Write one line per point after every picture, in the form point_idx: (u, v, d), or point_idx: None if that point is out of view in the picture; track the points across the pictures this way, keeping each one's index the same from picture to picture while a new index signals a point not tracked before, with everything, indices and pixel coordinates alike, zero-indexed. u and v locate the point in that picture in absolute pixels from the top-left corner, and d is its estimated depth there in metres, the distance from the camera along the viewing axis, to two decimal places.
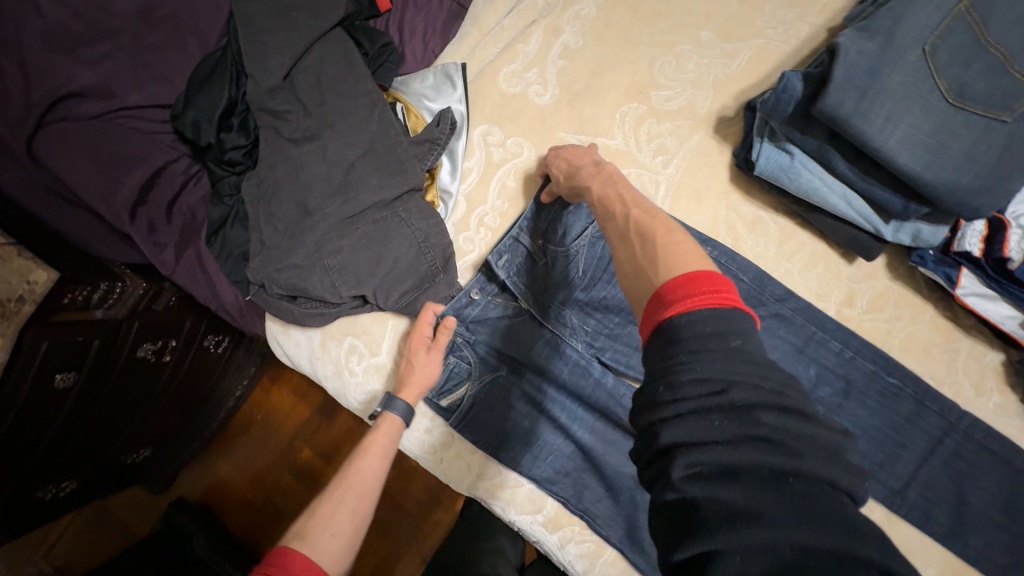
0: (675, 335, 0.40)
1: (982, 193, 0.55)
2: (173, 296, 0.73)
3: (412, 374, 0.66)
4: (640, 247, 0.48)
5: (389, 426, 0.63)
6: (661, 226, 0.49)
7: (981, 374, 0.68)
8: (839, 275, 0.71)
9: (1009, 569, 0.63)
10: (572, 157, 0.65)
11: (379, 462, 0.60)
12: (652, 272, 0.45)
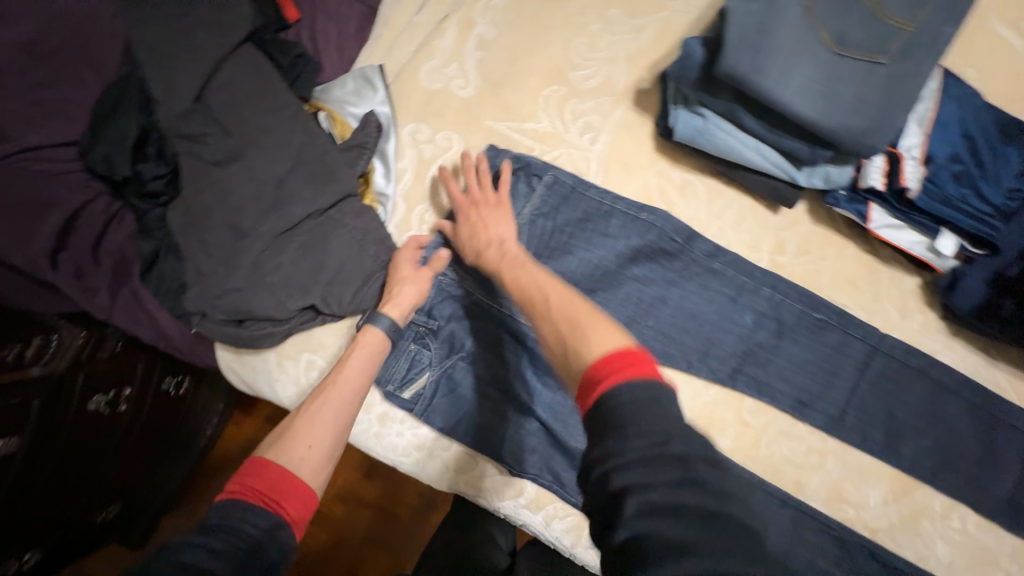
0: (603, 412, 0.43)
1: (874, 132, 0.60)
2: (118, 341, 0.69)
3: (398, 290, 0.66)
4: (558, 333, 0.53)
5: (371, 343, 0.64)
6: (577, 309, 0.53)
7: (903, 299, 0.74)
8: (767, 225, 0.75)
9: (936, 468, 0.71)
10: (479, 220, 0.66)
11: (358, 379, 0.62)
12: (571, 357, 0.50)
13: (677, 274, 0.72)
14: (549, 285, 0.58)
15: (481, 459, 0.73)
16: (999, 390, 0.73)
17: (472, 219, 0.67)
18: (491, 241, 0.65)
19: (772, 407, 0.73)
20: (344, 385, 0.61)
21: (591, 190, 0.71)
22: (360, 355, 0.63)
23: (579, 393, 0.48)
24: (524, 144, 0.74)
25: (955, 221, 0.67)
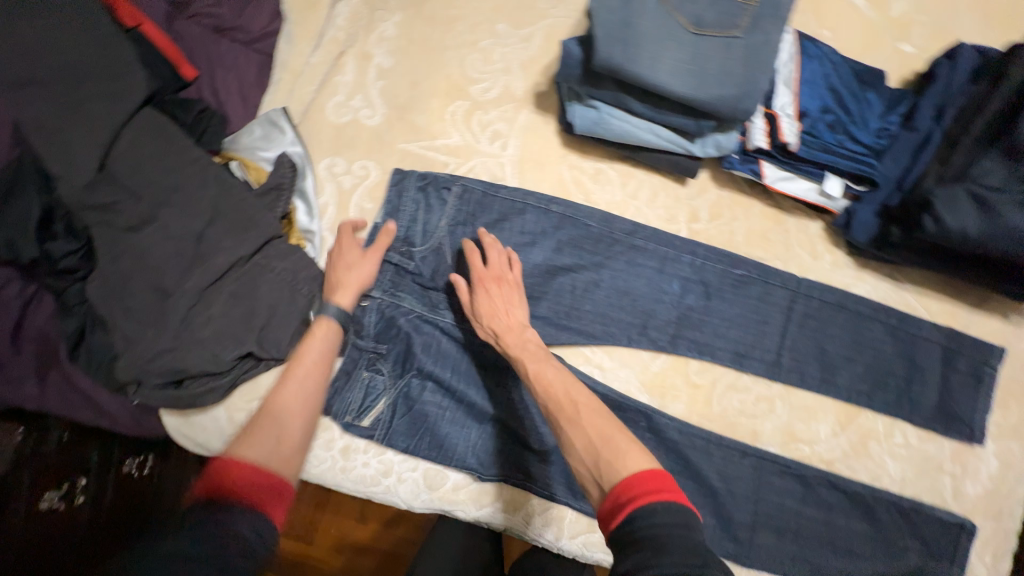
0: (635, 532, 0.45)
1: (745, 98, 0.66)
2: (65, 432, 0.69)
3: (346, 275, 0.67)
4: (581, 438, 0.53)
5: (325, 335, 0.63)
6: (600, 420, 0.54)
7: (811, 242, 0.80)
8: (678, 197, 0.80)
9: (871, 391, 0.77)
10: (498, 305, 0.66)
11: (320, 371, 0.60)
12: (600, 469, 0.50)
13: (604, 257, 0.76)
14: (571, 388, 0.59)
15: (451, 472, 0.73)
16: (911, 309, 0.79)
17: (492, 305, 0.66)
18: (510, 331, 0.65)
19: (715, 365, 0.77)
20: (305, 377, 0.59)
21: (505, 192, 0.74)
22: (316, 346, 0.62)
23: (604, 508, 0.49)
24: (439, 159, 0.77)
25: (837, 165, 0.73)
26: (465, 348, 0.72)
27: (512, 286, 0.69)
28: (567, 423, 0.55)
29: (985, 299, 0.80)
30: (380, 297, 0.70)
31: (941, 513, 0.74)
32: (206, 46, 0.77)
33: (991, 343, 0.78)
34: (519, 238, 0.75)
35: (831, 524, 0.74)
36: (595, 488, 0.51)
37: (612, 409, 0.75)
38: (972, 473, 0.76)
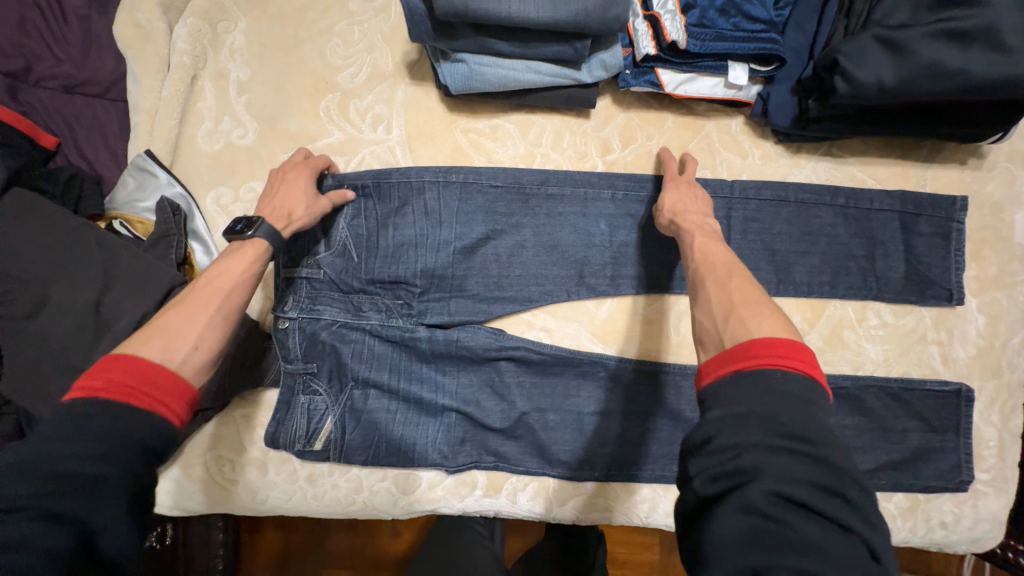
0: (751, 381, 0.42)
1: (611, 5, 0.60)
2: None
3: (283, 199, 0.62)
4: (721, 296, 0.51)
5: (254, 253, 0.58)
6: (752, 292, 0.50)
7: (735, 141, 0.74)
8: (584, 132, 0.75)
9: (834, 279, 0.71)
10: (682, 195, 0.66)
11: (245, 289, 0.56)
12: (732, 327, 0.47)
13: (521, 215, 0.72)
14: (731, 262, 0.55)
15: (423, 472, 0.71)
16: (858, 183, 0.73)
17: (675, 195, 0.66)
18: (685, 213, 0.63)
19: (663, 296, 0.73)
20: (229, 291, 0.54)
21: (399, 176, 0.69)
22: (239, 259, 0.57)
23: (717, 357, 0.46)
24: None
25: (737, 51, 0.66)
26: (399, 345, 0.70)
27: (688, 179, 0.68)
28: (714, 282, 0.53)
29: (937, 149, 0.73)
30: (299, 316, 0.68)
31: (933, 384, 0.70)
32: (58, 109, 0.73)
33: (952, 195, 0.72)
34: (427, 221, 0.70)
35: None
36: (710, 343, 0.48)
37: (565, 366, 0.71)
38: (960, 336, 0.71)
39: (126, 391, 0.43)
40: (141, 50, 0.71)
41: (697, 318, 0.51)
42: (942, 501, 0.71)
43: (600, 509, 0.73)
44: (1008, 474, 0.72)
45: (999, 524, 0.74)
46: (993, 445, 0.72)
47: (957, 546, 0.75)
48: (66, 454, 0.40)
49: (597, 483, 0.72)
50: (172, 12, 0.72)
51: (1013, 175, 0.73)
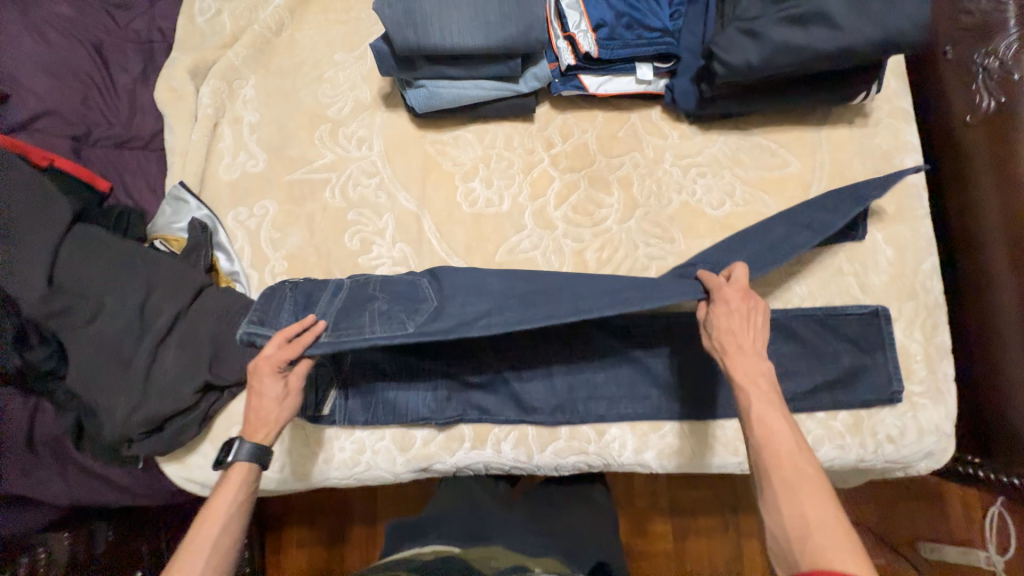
0: None
1: (531, 31, 0.77)
2: (110, 531, 0.92)
3: (262, 404, 0.69)
4: (788, 501, 0.54)
5: (235, 494, 0.66)
6: (814, 494, 0.54)
7: (656, 125, 0.89)
8: (530, 133, 0.91)
9: (753, 230, 0.84)
10: (734, 325, 0.66)
11: (235, 524, 0.65)
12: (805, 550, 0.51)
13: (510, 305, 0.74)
14: (792, 449, 0.57)
15: (417, 430, 0.82)
16: (765, 148, 0.87)
17: (728, 321, 0.67)
18: (738, 353, 0.64)
19: (611, 259, 0.85)
20: (216, 539, 0.63)
21: (388, 327, 0.72)
22: (226, 491, 0.66)
23: None
24: (322, 177, 0.89)
25: (639, 53, 0.83)
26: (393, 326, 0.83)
27: (745, 316, 0.67)
28: (784, 489, 0.55)
29: (827, 114, 0.87)
30: None
31: (853, 309, 0.80)
32: (109, 159, 0.92)
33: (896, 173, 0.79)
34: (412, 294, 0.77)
35: None
36: (784, 559, 0.53)
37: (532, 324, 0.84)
38: (873, 266, 0.82)
39: None
40: (174, 107, 0.90)
41: (770, 526, 0.54)
42: (884, 415, 0.79)
43: (576, 451, 0.82)
44: (941, 385, 0.80)
45: (946, 435, 0.80)
46: (921, 359, 0.80)
47: (914, 463, 0.82)
48: None
49: (569, 428, 0.82)
50: (197, 77, 0.92)
51: (896, 129, 0.86)
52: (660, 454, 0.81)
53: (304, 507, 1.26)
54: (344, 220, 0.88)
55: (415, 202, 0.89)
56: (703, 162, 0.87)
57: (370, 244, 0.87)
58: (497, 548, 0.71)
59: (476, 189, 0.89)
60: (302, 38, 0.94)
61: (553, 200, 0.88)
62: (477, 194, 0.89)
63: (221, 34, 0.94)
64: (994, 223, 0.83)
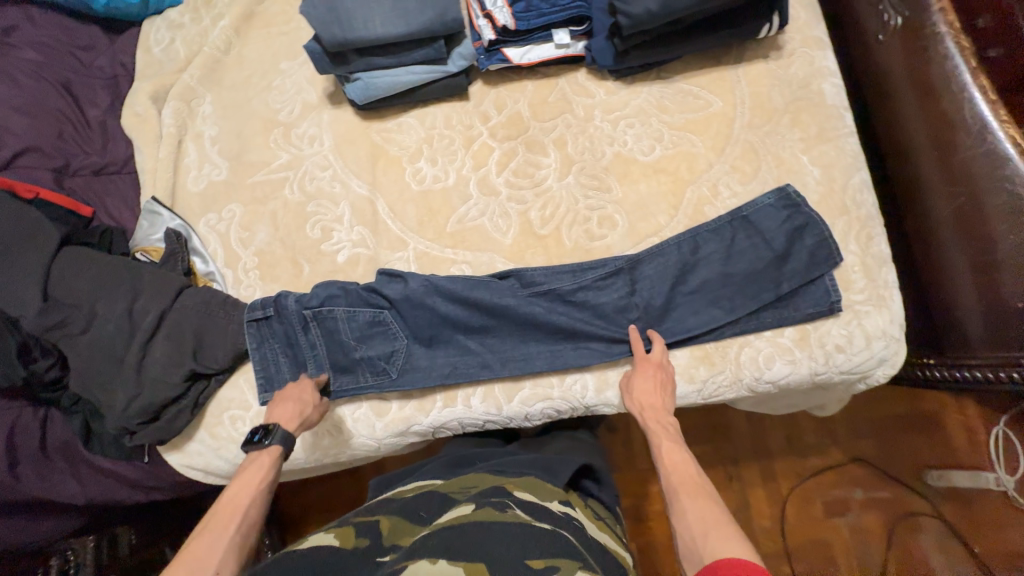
0: None
1: (446, 12, 0.84)
2: (131, 535, 0.98)
3: (287, 404, 0.79)
4: (691, 502, 0.65)
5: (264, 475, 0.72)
6: (707, 506, 0.64)
7: (582, 86, 0.95)
8: (467, 109, 0.97)
9: (683, 170, 0.89)
10: (649, 388, 0.79)
11: (261, 499, 0.69)
12: (705, 543, 0.60)
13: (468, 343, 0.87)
14: (694, 474, 0.70)
15: (391, 398, 0.88)
16: (686, 92, 0.91)
17: (644, 387, 0.80)
18: (651, 411, 0.78)
19: (554, 215, 0.90)
20: (249, 501, 0.68)
21: (371, 379, 0.86)
22: (255, 472, 0.71)
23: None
24: (280, 176, 0.97)
25: (554, 20, 0.88)
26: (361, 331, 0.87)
27: (654, 377, 0.80)
28: (688, 495, 0.66)
29: (742, 52, 0.91)
30: (278, 322, 0.86)
31: (788, 228, 0.82)
32: (89, 186, 1.00)
33: (789, 186, 0.85)
34: (382, 332, 0.86)
35: (707, 286, 0.83)
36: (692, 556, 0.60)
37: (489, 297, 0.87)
38: (802, 186, 0.85)
39: None
40: (141, 131, 0.99)
41: (677, 530, 0.64)
42: (829, 326, 0.82)
43: (541, 398, 0.86)
44: (882, 291, 0.82)
45: (895, 339, 0.82)
46: (859, 269, 0.83)
47: (872, 372, 0.85)
48: None
49: (532, 376, 0.86)
50: (158, 102, 1.00)
51: (810, 57, 0.90)
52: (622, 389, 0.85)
53: (319, 503, 1.32)
54: (304, 213, 0.95)
55: (368, 187, 0.95)
56: (630, 114, 0.92)
57: (330, 231, 0.94)
58: (478, 475, 0.81)
59: (422, 168, 0.95)
60: (249, 53, 1.02)
61: (494, 168, 0.94)
62: (424, 172, 0.95)
63: (176, 60, 1.02)
64: (918, 125, 0.87)
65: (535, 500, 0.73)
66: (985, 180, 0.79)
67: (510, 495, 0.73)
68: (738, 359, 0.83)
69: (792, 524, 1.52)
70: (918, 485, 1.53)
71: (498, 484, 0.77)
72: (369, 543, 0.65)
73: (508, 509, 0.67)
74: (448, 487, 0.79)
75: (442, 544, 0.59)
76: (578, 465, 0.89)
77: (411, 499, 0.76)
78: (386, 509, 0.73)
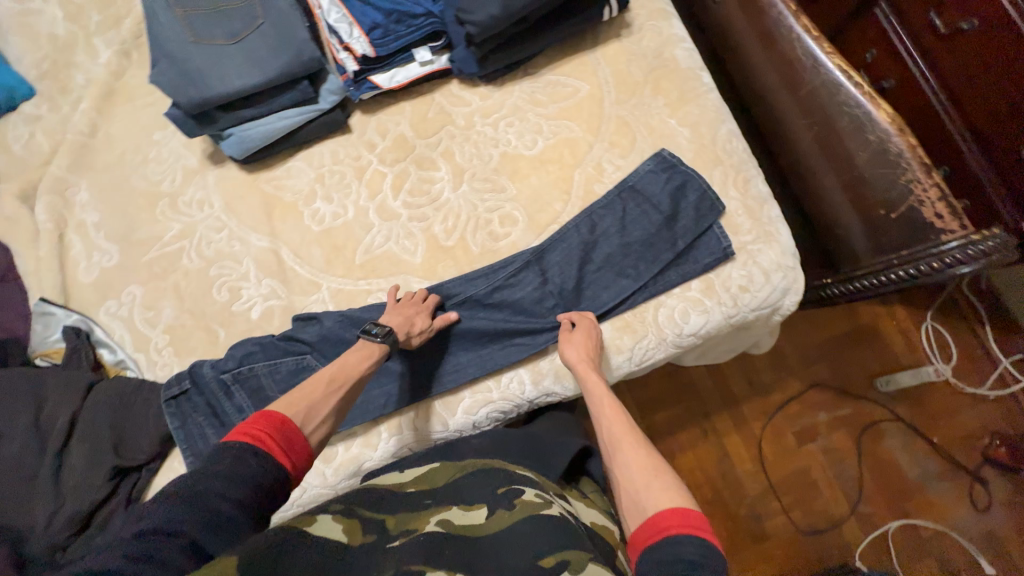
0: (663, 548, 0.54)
1: (301, 53, 0.85)
2: None
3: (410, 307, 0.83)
4: (633, 452, 0.66)
5: (376, 353, 0.77)
6: (645, 453, 0.65)
7: (457, 96, 0.97)
8: (351, 142, 0.97)
9: (566, 155, 0.92)
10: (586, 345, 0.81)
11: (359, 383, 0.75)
12: (642, 496, 0.60)
13: (399, 368, 0.88)
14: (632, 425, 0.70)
15: (336, 441, 0.86)
16: (554, 83, 0.96)
17: (581, 346, 0.80)
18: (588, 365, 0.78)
19: (456, 225, 0.92)
20: (355, 379, 0.74)
21: None
22: (365, 356, 0.76)
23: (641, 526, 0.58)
24: (175, 247, 0.94)
25: (410, 41, 0.92)
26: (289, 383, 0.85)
27: (582, 346, 0.80)
28: (631, 444, 0.67)
29: (596, 36, 0.97)
30: (198, 394, 0.83)
31: (669, 189, 0.88)
32: None
33: (664, 150, 0.90)
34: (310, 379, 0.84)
35: (609, 259, 0.88)
36: (634, 505, 0.61)
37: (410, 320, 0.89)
38: (675, 148, 0.91)
39: (269, 438, 0.60)
40: (15, 233, 0.94)
41: (620, 481, 0.64)
42: (729, 270, 0.87)
43: (483, 404, 0.87)
44: (768, 228, 0.88)
45: (791, 268, 0.88)
46: (742, 213, 0.88)
47: (780, 303, 0.90)
48: (210, 491, 0.51)
49: (469, 385, 0.88)
50: (29, 200, 0.96)
51: (657, 29, 0.96)
52: (558, 377, 0.87)
53: None
54: (207, 278, 0.92)
55: (268, 238, 0.94)
56: (508, 113, 0.96)
57: (238, 290, 0.91)
58: (484, 455, 0.78)
59: (319, 208, 0.95)
60: (117, 131, 0.99)
61: (390, 192, 0.95)
62: (322, 212, 0.95)
63: (40, 154, 0.98)
64: (767, 68, 0.95)
65: (541, 482, 0.73)
66: (829, 107, 0.86)
67: (512, 475, 0.72)
68: (656, 322, 0.86)
69: (772, 462, 1.58)
70: (874, 394, 1.62)
71: (502, 465, 0.75)
72: (377, 539, 0.58)
73: (521, 494, 0.67)
74: (440, 480, 0.73)
75: (458, 557, 0.56)
76: (580, 448, 0.86)
77: (421, 482, 0.73)
78: (393, 501, 0.67)
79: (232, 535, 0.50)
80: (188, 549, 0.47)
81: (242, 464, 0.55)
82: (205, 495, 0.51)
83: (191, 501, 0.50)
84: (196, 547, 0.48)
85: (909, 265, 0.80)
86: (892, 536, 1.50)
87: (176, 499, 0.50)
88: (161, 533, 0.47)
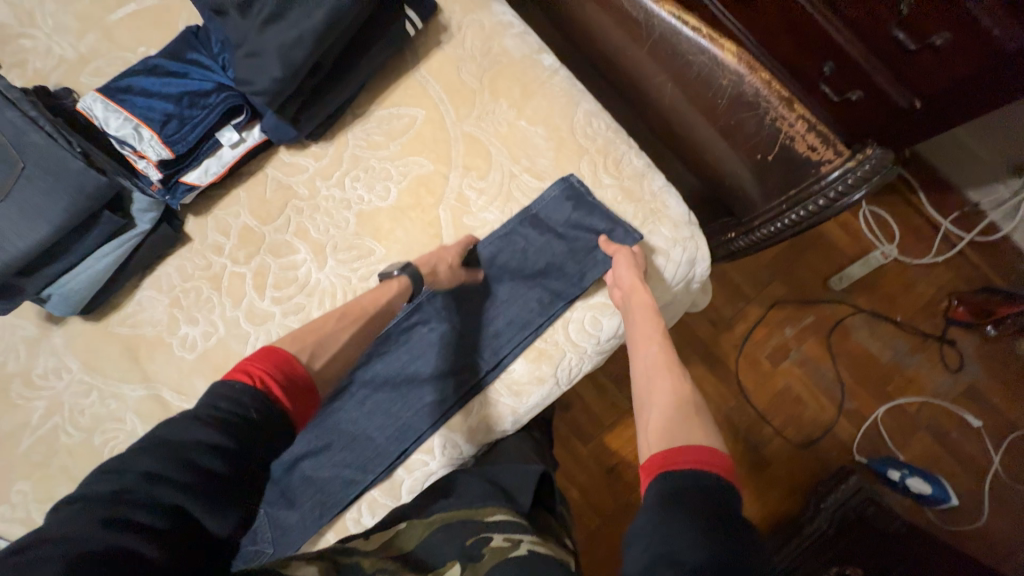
0: (678, 476, 0.51)
1: (82, 187, 0.75)
2: None
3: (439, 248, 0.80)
4: (676, 381, 0.65)
5: (400, 289, 0.76)
6: (682, 387, 0.64)
7: (289, 165, 0.87)
8: (196, 251, 0.87)
9: (424, 192, 0.84)
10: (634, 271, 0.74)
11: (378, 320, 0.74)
12: (671, 428, 0.58)
13: (323, 468, 0.81)
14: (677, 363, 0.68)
15: None
16: (387, 118, 0.85)
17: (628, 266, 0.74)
18: (639, 297, 0.72)
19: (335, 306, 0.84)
20: (372, 317, 0.73)
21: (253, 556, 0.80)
22: (384, 294, 0.75)
23: (655, 457, 0.56)
24: (46, 425, 0.85)
25: (208, 125, 0.80)
26: None
27: (637, 268, 0.74)
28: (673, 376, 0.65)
29: (415, 52, 0.86)
30: None
31: (547, 195, 0.81)
32: None
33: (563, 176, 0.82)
34: None
35: (503, 288, 0.83)
36: (665, 432, 0.58)
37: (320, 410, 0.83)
38: (535, 151, 0.83)
39: (267, 379, 0.57)
40: None
41: (652, 416, 0.62)
42: None
43: (424, 478, 0.81)
44: (653, 204, 0.82)
45: (690, 237, 0.81)
46: (622, 198, 0.82)
47: (692, 274, 0.84)
48: (198, 443, 0.47)
49: (403, 465, 0.81)
50: None
51: (479, 22, 0.86)
52: (489, 427, 0.81)
53: None
54: (94, 447, 0.84)
55: (142, 385, 0.85)
56: (350, 168, 0.86)
57: None
58: (451, 505, 0.71)
59: (187, 333, 0.85)
60: None
61: (255, 293, 0.85)
62: (191, 336, 0.85)
63: None
64: (608, 27, 0.85)
65: (515, 520, 0.67)
66: (680, 57, 0.79)
67: (481, 524, 0.66)
68: (570, 339, 0.80)
69: (753, 391, 1.52)
70: (831, 293, 1.56)
71: (467, 516, 0.68)
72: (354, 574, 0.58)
73: (487, 540, 0.63)
74: (410, 541, 0.66)
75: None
76: (539, 473, 0.78)
77: (393, 538, 0.67)
78: (359, 552, 0.63)
79: (222, 509, 0.45)
80: (169, 512, 0.42)
81: (234, 413, 0.51)
82: (189, 454, 0.46)
83: (180, 458, 0.45)
84: (180, 518, 0.43)
85: (796, 209, 0.75)
86: (882, 423, 1.48)
87: (156, 452, 0.45)
88: (137, 491, 0.43)
